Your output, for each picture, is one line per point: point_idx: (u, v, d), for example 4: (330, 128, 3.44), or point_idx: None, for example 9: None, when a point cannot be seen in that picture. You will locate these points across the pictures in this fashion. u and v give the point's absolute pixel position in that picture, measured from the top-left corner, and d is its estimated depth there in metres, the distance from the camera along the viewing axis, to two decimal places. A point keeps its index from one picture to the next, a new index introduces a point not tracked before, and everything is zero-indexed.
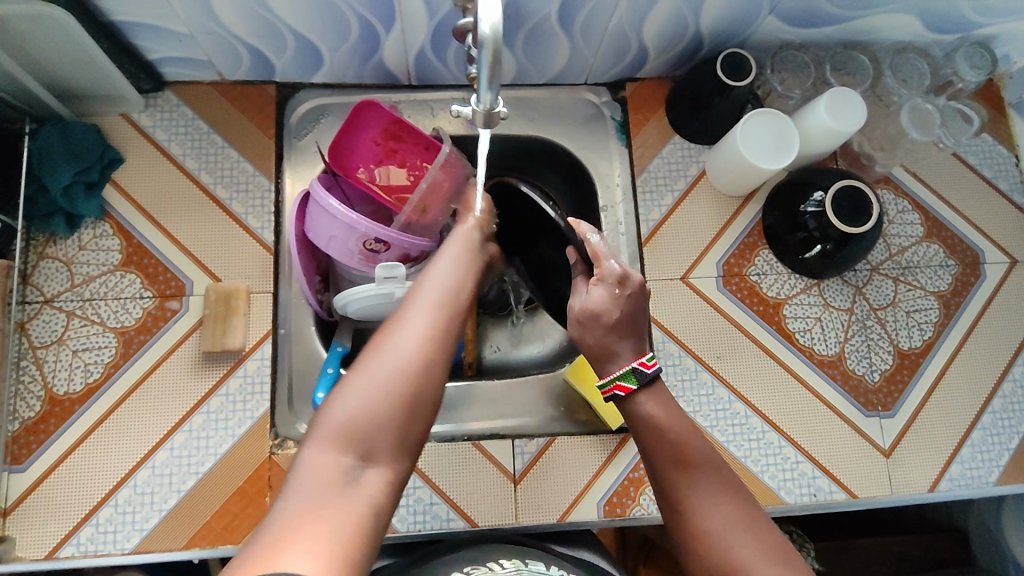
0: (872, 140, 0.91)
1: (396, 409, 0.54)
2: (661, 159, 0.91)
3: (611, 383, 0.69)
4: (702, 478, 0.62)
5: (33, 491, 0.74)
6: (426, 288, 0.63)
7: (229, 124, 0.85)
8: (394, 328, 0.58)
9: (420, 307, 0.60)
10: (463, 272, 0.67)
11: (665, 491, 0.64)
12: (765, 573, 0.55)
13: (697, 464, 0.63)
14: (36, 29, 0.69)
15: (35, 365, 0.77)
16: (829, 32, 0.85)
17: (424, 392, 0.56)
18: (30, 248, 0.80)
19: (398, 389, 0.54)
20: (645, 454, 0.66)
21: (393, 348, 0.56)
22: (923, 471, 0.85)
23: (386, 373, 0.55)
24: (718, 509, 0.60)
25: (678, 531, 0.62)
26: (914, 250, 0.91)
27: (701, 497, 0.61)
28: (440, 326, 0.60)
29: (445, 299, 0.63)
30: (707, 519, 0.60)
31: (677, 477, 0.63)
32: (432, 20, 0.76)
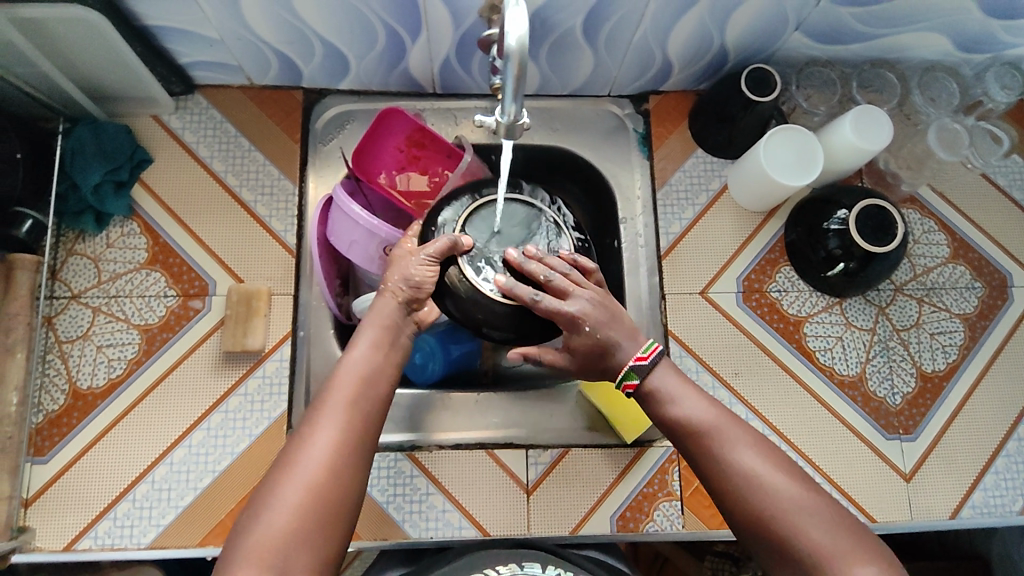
0: (898, 159, 0.90)
1: (307, 536, 0.52)
2: (684, 172, 0.91)
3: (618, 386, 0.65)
4: (734, 427, 0.59)
5: (54, 482, 0.75)
6: (342, 380, 0.60)
7: (256, 128, 0.87)
8: (304, 438, 0.56)
9: (330, 414, 0.57)
10: (378, 358, 0.63)
11: (694, 444, 0.59)
12: (810, 521, 0.53)
13: (726, 416, 0.60)
14: (73, 32, 0.70)
15: (60, 359, 0.78)
16: (857, 49, 0.84)
17: (336, 508, 0.54)
18: (60, 245, 0.81)
19: (305, 519, 0.52)
20: (666, 412, 0.62)
21: (301, 471, 0.54)
22: (944, 497, 0.83)
23: (293, 502, 0.52)
24: (757, 454, 0.57)
25: (714, 484, 0.58)
26: (939, 271, 0.90)
27: (737, 445, 0.58)
28: (350, 434, 0.57)
29: (362, 394, 0.60)
30: (747, 464, 0.56)
31: (707, 428, 0.59)
32: (458, 30, 0.76)
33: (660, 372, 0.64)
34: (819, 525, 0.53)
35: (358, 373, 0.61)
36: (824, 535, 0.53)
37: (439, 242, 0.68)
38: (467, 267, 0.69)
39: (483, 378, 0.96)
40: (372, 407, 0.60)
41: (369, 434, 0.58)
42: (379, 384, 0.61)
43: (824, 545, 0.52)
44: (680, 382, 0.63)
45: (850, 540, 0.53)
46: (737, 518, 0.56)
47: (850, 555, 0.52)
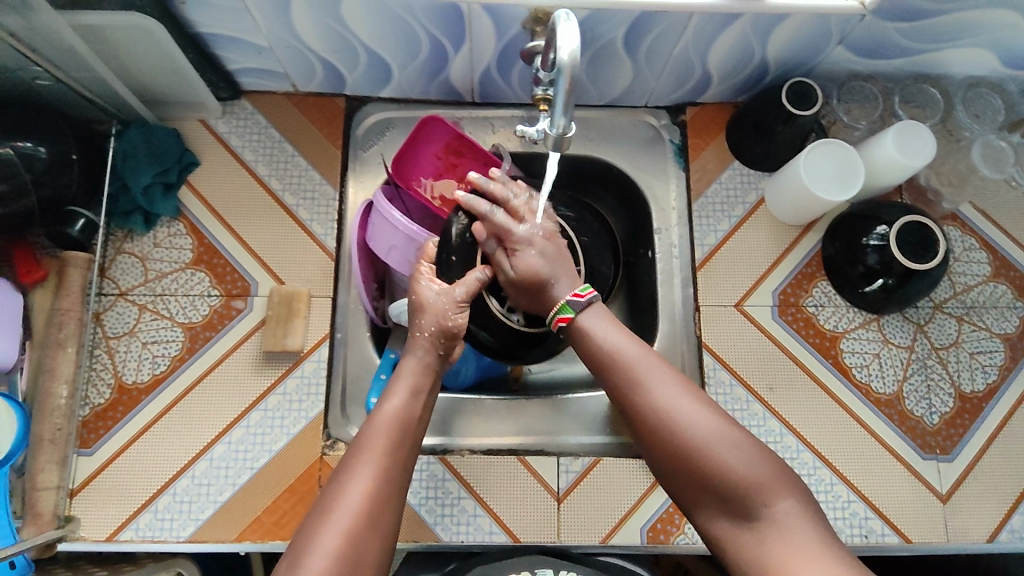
0: (940, 175, 0.89)
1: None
2: (719, 185, 0.91)
3: (554, 319, 0.70)
4: (651, 363, 0.62)
5: (98, 474, 0.77)
6: (375, 429, 0.63)
7: (299, 133, 0.89)
8: (341, 484, 0.59)
9: (366, 461, 0.60)
10: (412, 406, 0.66)
11: (614, 379, 0.63)
12: (723, 447, 0.57)
13: (645, 352, 0.64)
14: (129, 38, 0.73)
15: (107, 354, 0.81)
16: (899, 64, 0.84)
17: (367, 557, 0.56)
18: (109, 243, 0.84)
19: (342, 565, 0.54)
20: (592, 351, 0.66)
21: (340, 517, 0.56)
22: (981, 521, 0.82)
23: (332, 548, 0.54)
24: (672, 388, 0.61)
25: (632, 417, 0.62)
26: (980, 290, 0.88)
27: (654, 379, 0.61)
28: (385, 483, 0.59)
29: (396, 443, 0.62)
30: (660, 397, 0.60)
31: (625, 363, 0.63)
32: (501, 41, 0.77)
33: (595, 313, 0.68)
34: (731, 453, 0.57)
35: (393, 422, 0.64)
36: (735, 459, 0.57)
37: (469, 280, 0.74)
38: (490, 299, 0.79)
39: (514, 385, 0.96)
40: (404, 456, 0.63)
41: (400, 483, 0.61)
42: (411, 431, 0.64)
43: (736, 471, 0.56)
44: (608, 322, 0.67)
45: (761, 466, 0.56)
46: (653, 448, 0.60)
47: (759, 480, 0.56)
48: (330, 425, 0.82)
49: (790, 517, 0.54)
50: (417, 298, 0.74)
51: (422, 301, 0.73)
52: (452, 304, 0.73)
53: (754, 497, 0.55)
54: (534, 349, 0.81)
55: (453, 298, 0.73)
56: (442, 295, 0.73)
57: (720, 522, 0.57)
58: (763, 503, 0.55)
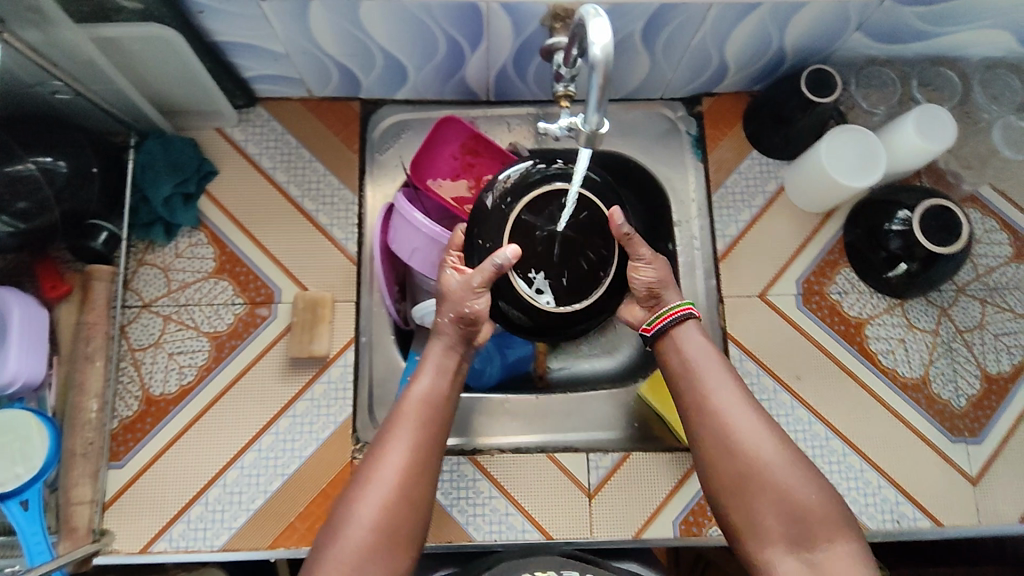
0: (959, 158, 0.89)
1: (381, 550, 0.58)
2: (739, 175, 0.90)
3: (678, 308, 0.71)
4: (738, 394, 0.66)
5: (131, 486, 0.77)
6: (407, 409, 0.66)
7: (316, 138, 0.89)
8: (375, 459, 0.62)
9: (399, 437, 0.63)
10: (444, 385, 0.68)
11: (696, 400, 0.66)
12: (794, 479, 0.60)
13: (734, 381, 0.67)
14: (147, 48, 0.73)
15: (133, 366, 0.81)
16: (917, 48, 0.83)
17: (400, 533, 0.60)
18: (131, 255, 0.84)
19: (379, 534, 0.58)
20: (680, 368, 0.68)
21: (377, 490, 0.60)
22: (1013, 502, 0.81)
23: (370, 519, 0.59)
24: (755, 418, 0.64)
25: (707, 437, 0.64)
26: (1002, 271, 0.88)
27: (739, 407, 0.65)
28: (417, 458, 0.63)
29: (424, 423, 0.65)
30: (743, 425, 0.64)
31: (713, 387, 0.66)
32: (519, 38, 0.77)
33: (687, 332, 0.70)
34: (808, 489, 0.60)
35: (425, 400, 0.67)
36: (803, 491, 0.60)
37: (486, 268, 0.67)
38: (518, 281, 0.70)
39: (538, 383, 0.96)
40: (437, 430, 0.66)
41: (434, 455, 0.64)
42: (444, 407, 0.67)
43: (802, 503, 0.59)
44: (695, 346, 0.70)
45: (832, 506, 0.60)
46: (722, 466, 0.63)
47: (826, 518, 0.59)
48: (359, 429, 0.82)
49: (845, 559, 0.57)
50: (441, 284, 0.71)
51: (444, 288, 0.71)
52: (467, 291, 0.69)
53: (816, 531, 0.58)
54: (568, 329, 0.73)
55: (470, 286, 0.69)
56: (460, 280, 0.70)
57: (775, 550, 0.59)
58: (823, 538, 0.58)
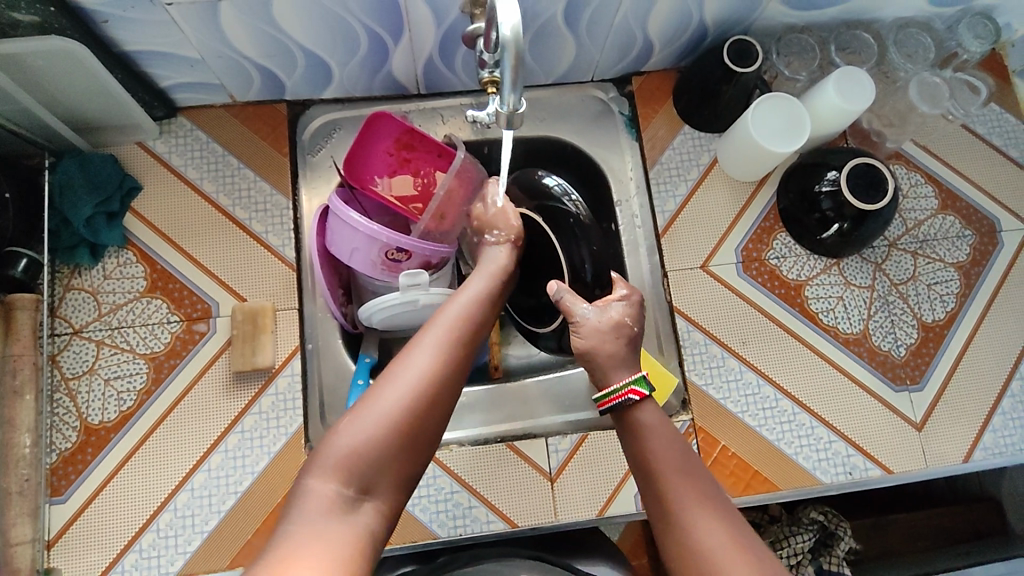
0: (881, 117, 0.92)
1: (397, 441, 0.56)
2: (673, 150, 0.91)
3: (624, 389, 0.68)
4: (700, 500, 0.60)
5: (76, 521, 0.74)
6: (438, 324, 0.65)
7: (242, 145, 0.86)
8: (404, 355, 0.61)
9: (436, 336, 0.63)
10: (481, 306, 0.69)
11: (662, 508, 0.61)
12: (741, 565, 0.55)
13: (696, 481, 0.61)
14: (50, 63, 0.69)
15: (68, 396, 0.77)
16: (832, 13, 0.86)
17: (419, 428, 0.57)
18: (56, 281, 0.80)
19: (401, 420, 0.56)
20: (646, 468, 0.64)
21: (407, 375, 0.58)
22: (956, 443, 0.85)
23: (399, 401, 0.57)
24: (720, 527, 0.58)
25: (677, 552, 0.58)
26: (930, 223, 0.91)
27: (705, 518, 0.58)
28: (450, 361, 0.61)
29: (454, 337, 0.64)
30: (710, 535, 0.57)
31: (676, 490, 0.61)
32: (441, 27, 0.76)
33: (637, 421, 0.67)
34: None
35: (462, 317, 0.67)
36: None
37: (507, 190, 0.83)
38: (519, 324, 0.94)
39: (494, 375, 0.94)
40: (470, 345, 0.65)
41: (463, 366, 0.63)
42: (477, 326, 0.67)
43: None
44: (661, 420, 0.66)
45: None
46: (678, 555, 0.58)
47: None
48: (312, 438, 0.80)
49: None
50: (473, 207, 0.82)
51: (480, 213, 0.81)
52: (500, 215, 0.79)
53: None
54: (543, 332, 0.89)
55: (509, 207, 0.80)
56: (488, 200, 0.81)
57: None
58: None
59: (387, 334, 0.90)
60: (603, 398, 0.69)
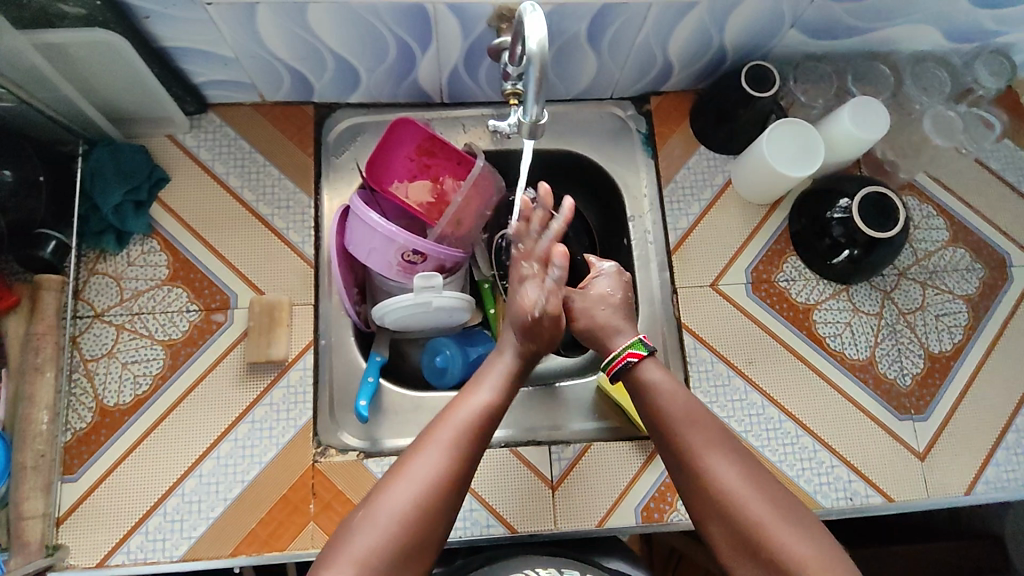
0: (894, 147, 0.93)
1: (404, 546, 0.58)
2: (688, 169, 0.93)
3: (622, 353, 0.72)
4: (711, 445, 0.65)
5: (86, 499, 0.76)
6: (454, 416, 0.65)
7: (269, 143, 0.89)
8: (417, 452, 0.63)
9: (446, 435, 0.64)
10: (498, 399, 0.69)
11: (673, 447, 0.66)
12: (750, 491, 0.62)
13: (706, 428, 0.66)
14: (91, 54, 0.72)
15: (86, 377, 0.79)
16: (850, 44, 0.87)
17: (429, 527, 0.60)
18: (81, 265, 0.82)
19: (407, 526, 0.59)
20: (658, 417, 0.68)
21: (411, 486, 0.60)
22: (959, 475, 0.85)
23: (402, 511, 0.59)
24: (734, 468, 0.63)
25: (694, 493, 0.64)
26: (940, 255, 0.92)
27: (712, 450, 0.65)
28: (459, 463, 0.62)
29: (469, 429, 0.65)
30: (727, 476, 0.63)
31: (691, 440, 0.65)
32: (467, 40, 0.79)
33: (640, 377, 0.70)
34: (796, 541, 0.59)
35: (475, 411, 0.66)
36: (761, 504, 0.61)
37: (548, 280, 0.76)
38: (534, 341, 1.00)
39: None
40: (483, 442, 0.66)
41: (475, 461, 0.64)
42: (494, 417, 0.67)
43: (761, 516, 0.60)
44: (664, 374, 0.70)
45: (825, 560, 0.58)
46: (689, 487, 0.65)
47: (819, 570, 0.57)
48: (320, 433, 0.82)
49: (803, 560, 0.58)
50: (520, 298, 0.75)
51: (524, 308, 0.74)
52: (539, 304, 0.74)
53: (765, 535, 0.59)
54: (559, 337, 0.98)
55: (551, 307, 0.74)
56: (538, 298, 0.74)
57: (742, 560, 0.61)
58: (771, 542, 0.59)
59: (399, 334, 0.92)
60: (607, 365, 0.73)
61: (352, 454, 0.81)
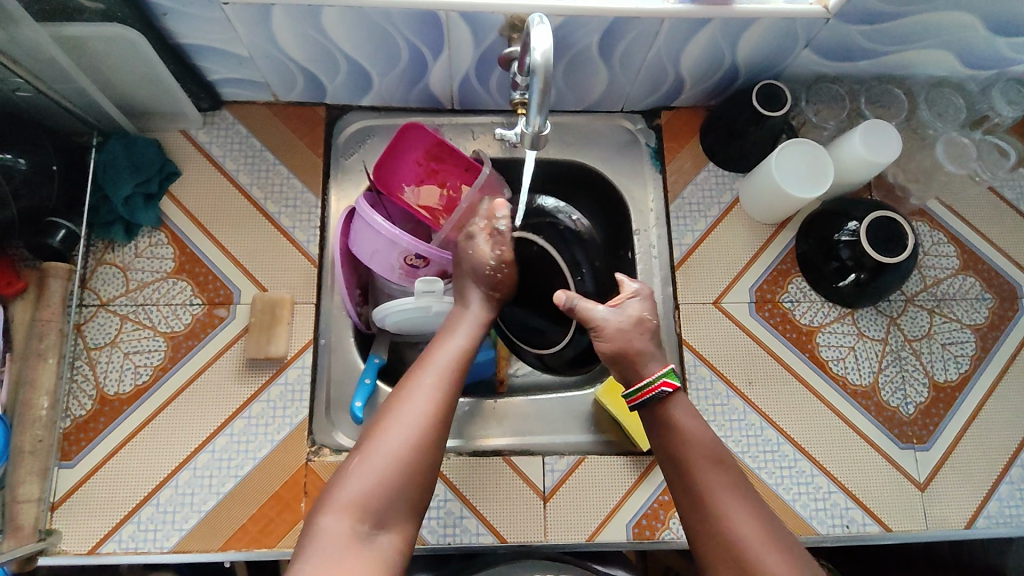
0: (907, 172, 0.92)
1: (402, 482, 0.60)
2: (695, 186, 0.93)
3: (657, 381, 0.71)
4: (729, 490, 0.65)
5: (81, 486, 0.77)
6: (434, 361, 0.69)
7: (280, 142, 0.89)
8: (406, 392, 0.65)
9: (428, 377, 0.67)
10: (473, 344, 0.73)
11: (691, 491, 0.66)
12: (766, 543, 0.60)
13: (727, 473, 0.66)
14: (109, 48, 0.73)
15: (88, 365, 0.80)
16: (865, 66, 0.87)
17: (423, 464, 0.62)
18: (90, 254, 0.84)
19: (405, 461, 0.60)
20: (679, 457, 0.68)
21: (405, 422, 0.62)
22: (960, 507, 0.84)
23: (395, 450, 0.61)
24: (753, 518, 0.62)
25: (707, 537, 0.63)
26: (949, 282, 0.91)
27: (732, 500, 0.64)
28: (446, 401, 0.65)
29: (451, 372, 0.68)
30: (744, 526, 0.62)
31: (712, 485, 0.65)
32: (479, 48, 0.79)
33: (671, 410, 0.70)
34: None
35: (452, 355, 0.70)
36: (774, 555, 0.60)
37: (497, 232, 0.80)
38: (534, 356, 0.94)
39: (499, 389, 0.97)
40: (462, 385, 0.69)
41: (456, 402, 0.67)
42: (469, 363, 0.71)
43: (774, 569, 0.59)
44: (694, 418, 0.70)
45: None
46: (702, 532, 0.64)
47: None
48: (315, 431, 0.82)
49: None
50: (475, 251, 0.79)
51: (480, 261, 0.78)
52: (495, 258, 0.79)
53: None
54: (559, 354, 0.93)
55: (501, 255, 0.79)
56: (493, 250, 0.79)
57: None
58: None
59: (400, 338, 0.92)
60: (635, 393, 0.72)
61: (345, 454, 0.81)
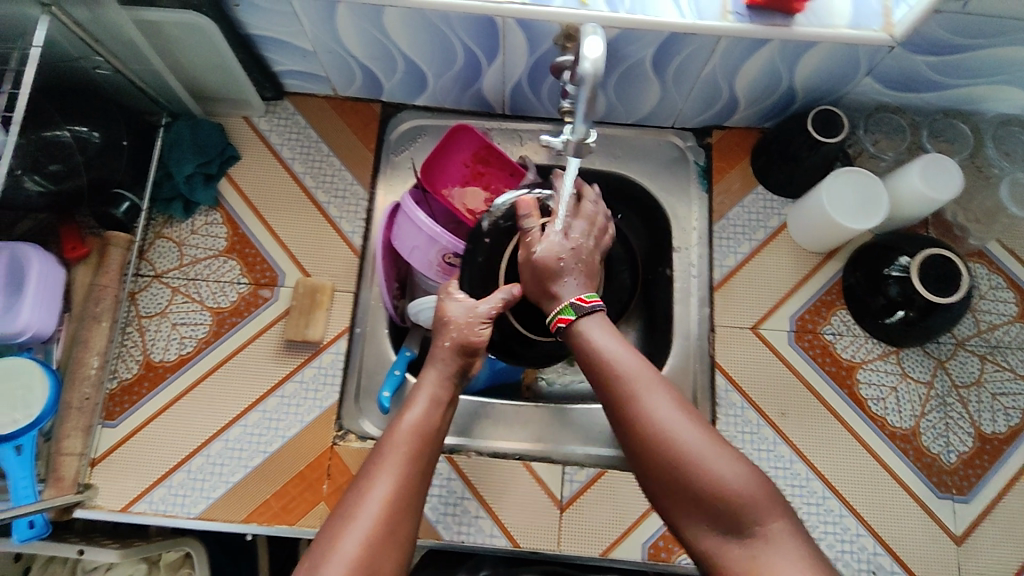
0: (968, 212, 0.89)
1: None
2: (742, 208, 0.91)
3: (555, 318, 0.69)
4: (645, 387, 0.60)
5: (120, 446, 0.80)
6: (391, 448, 0.62)
7: (335, 135, 0.93)
8: (359, 489, 0.59)
9: (390, 465, 0.60)
10: (433, 415, 0.67)
11: (606, 392, 0.62)
12: (683, 428, 0.57)
13: (637, 366, 0.62)
14: (185, 35, 0.78)
15: (138, 332, 0.84)
16: (930, 99, 0.84)
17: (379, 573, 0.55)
18: (150, 227, 0.88)
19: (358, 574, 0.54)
20: (588, 363, 0.64)
21: (357, 527, 0.56)
22: (998, 566, 0.79)
23: (351, 554, 0.54)
24: (667, 407, 0.58)
25: (632, 443, 0.59)
26: (1005, 329, 0.87)
27: (643, 391, 0.60)
28: (404, 496, 0.59)
29: (407, 459, 0.61)
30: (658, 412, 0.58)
31: (620, 381, 0.61)
32: (532, 55, 0.80)
33: (590, 325, 0.67)
34: (739, 480, 0.55)
35: (418, 428, 0.64)
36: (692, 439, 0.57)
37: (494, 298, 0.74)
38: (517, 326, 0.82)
39: (524, 392, 0.98)
40: (423, 473, 0.62)
41: (417, 497, 0.60)
42: (431, 444, 0.64)
43: (693, 454, 0.56)
44: (604, 327, 0.66)
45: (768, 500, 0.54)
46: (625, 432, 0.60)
47: (767, 510, 0.54)
48: (343, 417, 0.84)
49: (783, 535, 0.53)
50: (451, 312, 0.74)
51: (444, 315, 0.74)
52: (473, 317, 0.73)
53: (704, 484, 0.55)
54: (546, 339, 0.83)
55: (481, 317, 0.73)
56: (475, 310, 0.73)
57: (692, 514, 0.57)
58: (712, 487, 0.55)
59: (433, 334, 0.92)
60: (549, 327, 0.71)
61: (370, 442, 0.83)
